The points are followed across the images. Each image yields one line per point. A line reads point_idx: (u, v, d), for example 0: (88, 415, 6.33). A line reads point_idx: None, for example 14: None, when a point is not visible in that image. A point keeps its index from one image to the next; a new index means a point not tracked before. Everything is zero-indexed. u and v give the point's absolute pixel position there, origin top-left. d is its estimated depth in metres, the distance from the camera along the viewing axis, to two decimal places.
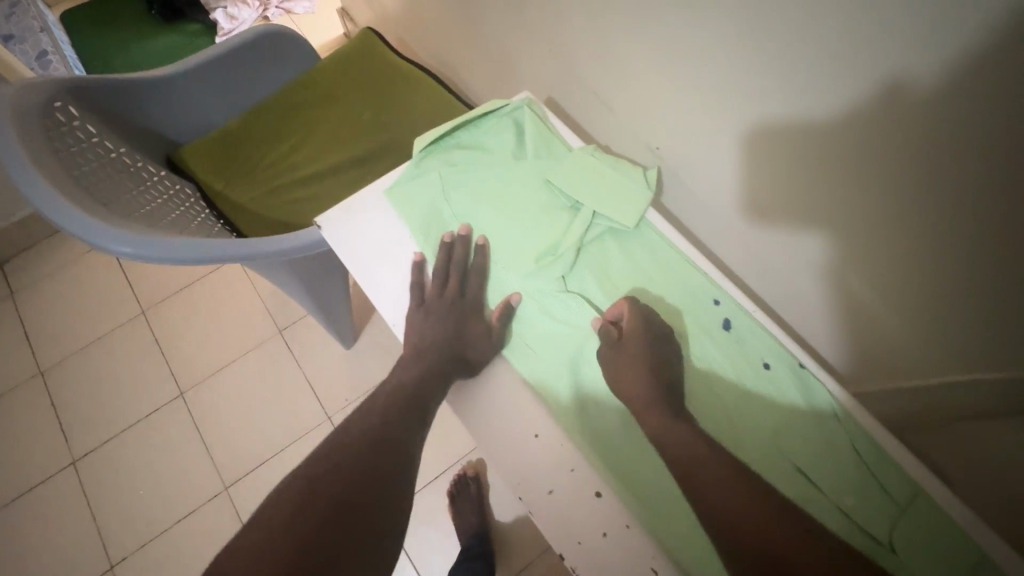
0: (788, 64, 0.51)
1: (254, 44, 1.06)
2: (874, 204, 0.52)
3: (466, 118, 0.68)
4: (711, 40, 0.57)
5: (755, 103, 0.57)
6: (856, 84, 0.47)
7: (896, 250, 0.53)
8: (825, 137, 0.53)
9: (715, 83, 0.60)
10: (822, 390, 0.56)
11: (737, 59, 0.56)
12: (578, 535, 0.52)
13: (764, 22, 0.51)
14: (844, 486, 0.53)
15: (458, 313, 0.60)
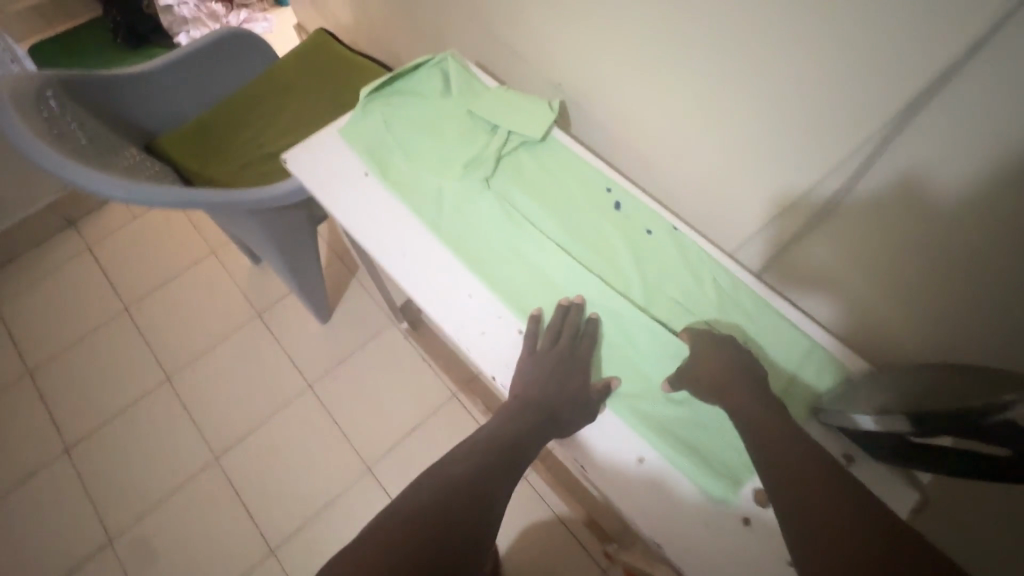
0: (823, 141, 0.58)
1: (220, 44, 1.19)
2: (824, 201, 0.62)
3: (402, 69, 0.81)
4: (747, 114, 0.63)
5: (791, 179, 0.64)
6: (862, 155, 0.55)
7: (814, 187, 0.62)
8: (861, 214, 0.59)
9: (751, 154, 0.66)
10: (693, 244, 0.69)
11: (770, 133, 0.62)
12: (505, 361, 0.64)
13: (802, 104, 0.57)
14: (711, 308, 0.65)
15: (562, 365, 0.61)
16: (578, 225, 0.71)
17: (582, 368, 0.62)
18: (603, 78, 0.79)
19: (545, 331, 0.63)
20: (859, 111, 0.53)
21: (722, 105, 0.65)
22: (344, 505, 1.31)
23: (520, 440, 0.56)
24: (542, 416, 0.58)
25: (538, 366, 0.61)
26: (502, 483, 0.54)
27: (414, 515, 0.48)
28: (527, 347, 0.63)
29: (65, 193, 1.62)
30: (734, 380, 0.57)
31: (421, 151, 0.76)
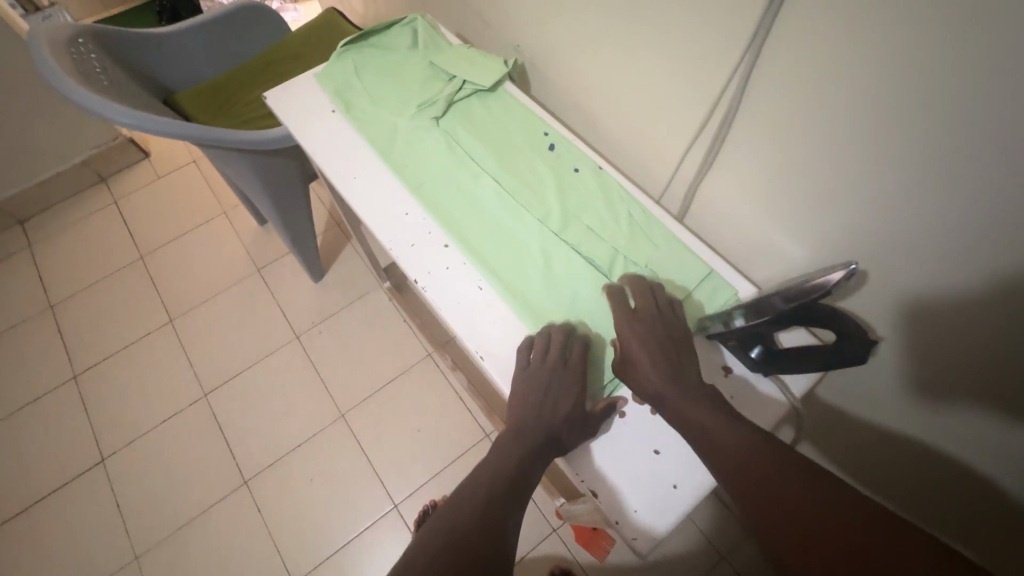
0: (901, 184, 0.52)
1: (238, 14, 1.32)
2: (917, 247, 0.55)
3: (377, 26, 0.91)
4: (812, 143, 0.58)
5: (871, 215, 0.57)
6: (960, 210, 0.49)
7: (898, 227, 0.55)
8: (968, 270, 0.52)
9: (826, 184, 0.60)
10: (614, 182, 0.76)
11: (842, 164, 0.57)
12: (428, 268, 0.71)
13: (881, 141, 0.52)
14: (621, 235, 0.71)
15: (559, 382, 0.61)
16: (513, 160, 0.78)
17: (576, 381, 0.61)
18: (549, 35, 0.87)
19: (537, 350, 0.63)
20: (953, 155, 0.47)
21: (784, 129, 0.60)
22: (315, 446, 1.39)
23: (524, 467, 0.56)
24: (541, 438, 0.57)
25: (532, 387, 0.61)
26: (512, 507, 0.53)
27: (428, 552, 0.48)
28: (519, 367, 0.63)
29: (99, 150, 1.78)
30: (634, 326, 0.60)
31: (383, 93, 0.85)
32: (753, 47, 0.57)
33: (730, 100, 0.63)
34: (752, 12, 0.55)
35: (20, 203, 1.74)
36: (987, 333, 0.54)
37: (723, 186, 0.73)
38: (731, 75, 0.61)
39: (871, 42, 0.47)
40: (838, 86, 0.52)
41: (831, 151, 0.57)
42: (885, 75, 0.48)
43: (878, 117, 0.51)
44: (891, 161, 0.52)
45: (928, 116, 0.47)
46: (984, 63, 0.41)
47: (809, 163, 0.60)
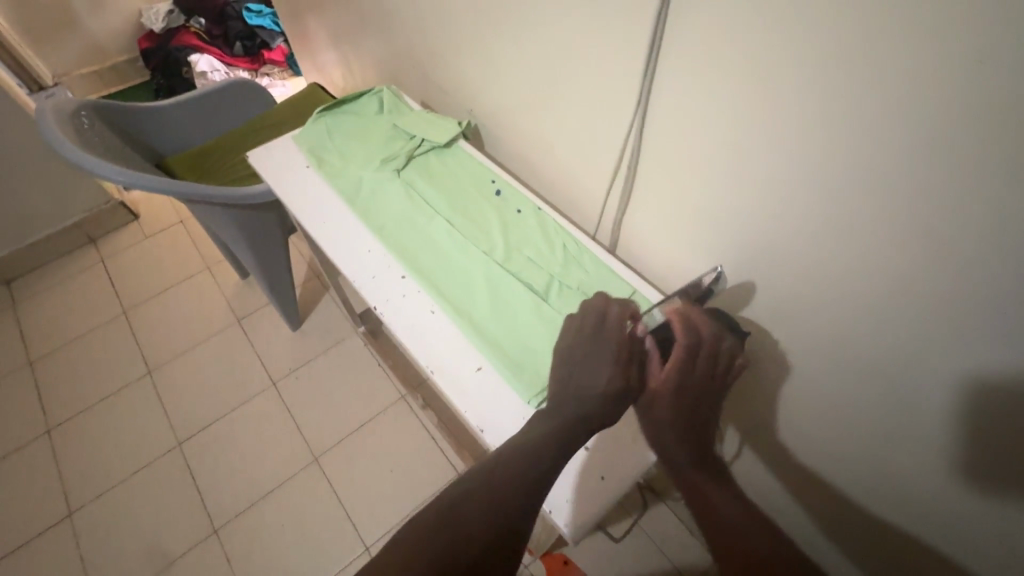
0: (770, 213, 0.64)
1: (228, 89, 1.48)
2: (793, 265, 0.65)
3: (348, 95, 1.05)
4: (703, 183, 0.70)
5: (754, 241, 0.68)
6: (815, 233, 0.60)
7: (776, 250, 0.66)
8: (832, 283, 0.62)
9: (718, 215, 0.71)
10: (550, 219, 0.87)
11: (727, 199, 0.68)
12: (386, 296, 0.80)
13: (748, 179, 0.64)
14: (556, 262, 0.82)
15: (609, 351, 0.67)
16: (464, 203, 0.89)
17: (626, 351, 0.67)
18: (497, 99, 1.02)
19: (596, 328, 0.70)
20: (799, 186, 0.59)
21: (681, 170, 0.72)
22: (288, 490, 1.41)
23: (549, 439, 0.60)
24: (583, 416, 0.62)
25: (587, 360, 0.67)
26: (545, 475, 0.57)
27: (457, 510, 0.53)
28: (577, 343, 0.69)
29: (91, 212, 1.89)
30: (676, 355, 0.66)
31: (351, 150, 0.98)
32: (642, 104, 0.71)
33: (633, 146, 0.77)
34: (636, 78, 0.69)
35: (8, 264, 1.81)
36: (844, 329, 0.64)
37: (641, 219, 0.85)
38: (629, 128, 0.75)
39: (716, 97, 0.61)
40: (703, 132, 0.66)
41: (708, 183, 0.69)
42: (730, 120, 0.61)
43: (738, 157, 0.63)
44: (747, 187, 0.65)
45: (763, 150, 0.60)
46: (786, 107, 0.55)
47: (702, 199, 0.72)
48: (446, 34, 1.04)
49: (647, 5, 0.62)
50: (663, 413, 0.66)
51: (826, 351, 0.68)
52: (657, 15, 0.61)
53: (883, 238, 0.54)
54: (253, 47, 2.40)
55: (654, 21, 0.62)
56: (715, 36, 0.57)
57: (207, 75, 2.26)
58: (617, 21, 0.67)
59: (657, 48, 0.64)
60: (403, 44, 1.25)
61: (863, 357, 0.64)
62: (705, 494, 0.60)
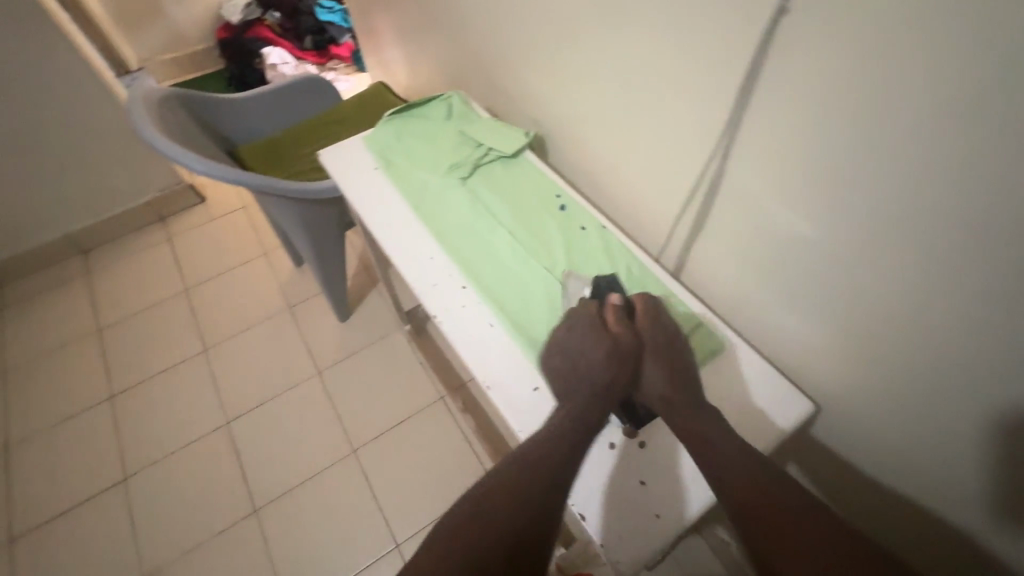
0: (866, 257, 0.60)
1: (299, 84, 1.52)
2: (886, 312, 0.62)
3: (418, 99, 1.06)
4: (788, 219, 0.67)
5: (843, 283, 0.65)
6: (918, 283, 0.56)
7: (868, 295, 0.62)
8: (932, 335, 0.58)
9: (801, 253, 0.68)
10: (615, 239, 0.85)
11: (815, 238, 0.65)
12: (445, 306, 0.80)
13: (843, 222, 0.61)
14: (619, 285, 0.80)
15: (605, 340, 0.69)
16: (528, 216, 0.89)
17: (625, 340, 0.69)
18: (565, 112, 1.00)
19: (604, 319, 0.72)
20: (904, 234, 0.55)
21: (762, 205, 0.69)
22: (325, 478, 1.44)
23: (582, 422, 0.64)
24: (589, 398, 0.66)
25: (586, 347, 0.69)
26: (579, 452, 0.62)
27: (508, 479, 0.60)
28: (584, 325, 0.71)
29: (162, 193, 2.00)
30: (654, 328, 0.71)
31: (418, 155, 0.98)
32: (727, 136, 0.68)
33: (712, 174, 0.74)
34: (723, 108, 0.67)
35: (85, 236, 1.93)
36: (942, 385, 0.60)
37: (712, 248, 0.82)
38: (710, 157, 0.73)
39: (815, 136, 0.58)
40: (793, 169, 0.63)
41: (794, 221, 0.66)
42: (828, 160, 0.58)
43: (834, 197, 0.60)
44: (840, 228, 0.61)
45: (863, 193, 0.57)
46: (898, 153, 0.52)
47: (784, 234, 0.69)
48: (518, 45, 1.04)
49: (746, 35, 0.60)
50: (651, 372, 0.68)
51: (920, 406, 0.64)
52: (756, 47, 0.59)
53: (1000, 300, 0.50)
54: (322, 42, 2.47)
55: (753, 51, 0.59)
56: (820, 74, 0.54)
57: (277, 68, 2.35)
58: (706, 49, 0.65)
59: (752, 80, 0.62)
60: (472, 51, 1.25)
61: (963, 414, 0.60)
62: (710, 444, 0.62)
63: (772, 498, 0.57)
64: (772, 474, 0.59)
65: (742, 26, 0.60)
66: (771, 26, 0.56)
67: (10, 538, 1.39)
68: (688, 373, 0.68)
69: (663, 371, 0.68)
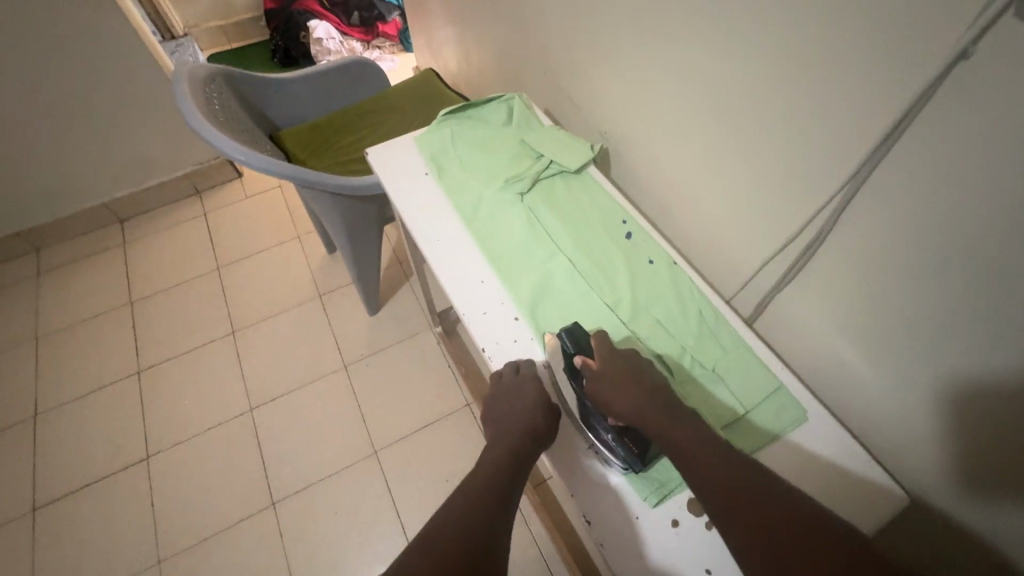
0: (1005, 345, 0.52)
1: (347, 67, 1.45)
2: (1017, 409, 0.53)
3: (476, 100, 0.98)
4: (914, 284, 0.58)
5: (968, 368, 0.56)
6: None
7: (1000, 387, 0.54)
8: None
9: (921, 323, 0.59)
10: (686, 276, 0.77)
11: (942, 311, 0.56)
12: (496, 339, 0.73)
13: (984, 300, 0.52)
14: (688, 332, 0.72)
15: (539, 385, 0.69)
16: (592, 242, 0.81)
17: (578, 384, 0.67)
18: (638, 128, 0.92)
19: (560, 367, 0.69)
20: None
21: (886, 261, 0.60)
22: (345, 478, 1.41)
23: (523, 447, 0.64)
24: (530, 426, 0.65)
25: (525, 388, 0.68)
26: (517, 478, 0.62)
27: (460, 510, 0.58)
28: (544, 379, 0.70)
29: (201, 166, 1.97)
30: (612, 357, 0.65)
31: (471, 162, 0.91)
32: (855, 180, 0.60)
33: (823, 219, 0.66)
34: (856, 154, 0.58)
35: (123, 205, 1.92)
36: None
37: (806, 298, 0.73)
38: (824, 204, 0.64)
39: (977, 205, 0.49)
40: (935, 236, 0.54)
41: (922, 292, 0.58)
42: (986, 235, 0.50)
43: (980, 272, 0.51)
44: (980, 307, 0.53)
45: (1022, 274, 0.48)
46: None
47: (904, 299, 0.60)
48: (591, 49, 0.95)
49: (904, 73, 0.51)
50: (611, 389, 0.62)
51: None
52: (918, 88, 0.50)
53: None
54: (369, 19, 2.38)
55: (910, 98, 0.51)
56: (1003, 138, 0.46)
57: (323, 42, 2.30)
58: (847, 85, 0.56)
59: (903, 129, 0.53)
60: (535, 47, 1.16)
61: None
62: (687, 452, 0.55)
63: (752, 495, 0.51)
64: (759, 473, 0.53)
65: (900, 60, 0.51)
66: (945, 73, 0.48)
67: (34, 507, 1.40)
68: (654, 381, 0.63)
69: (615, 383, 0.62)
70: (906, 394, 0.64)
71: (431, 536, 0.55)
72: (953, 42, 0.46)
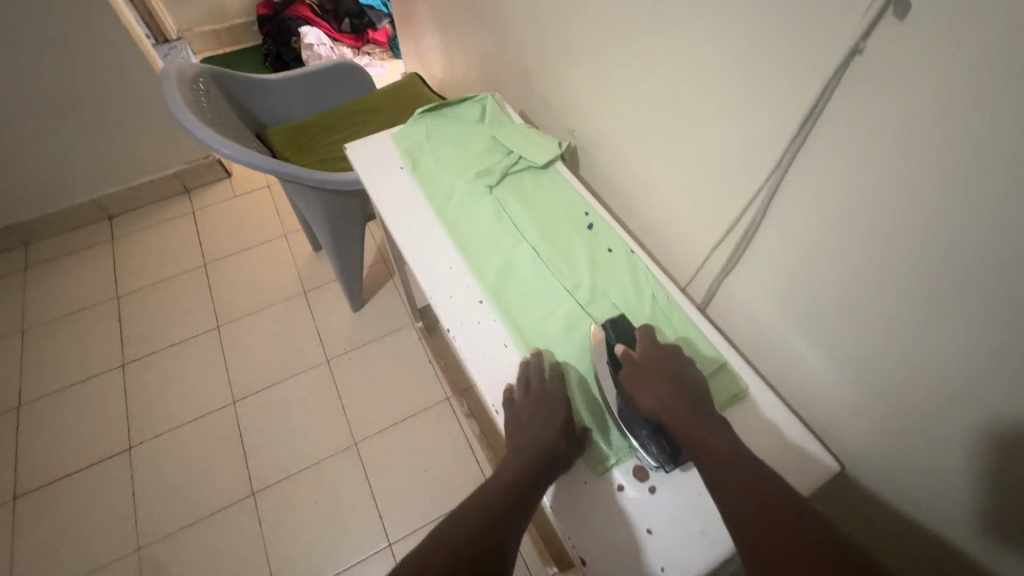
0: (913, 316, 0.57)
1: (333, 70, 1.51)
2: (924, 377, 0.59)
3: (450, 100, 1.03)
4: (837, 263, 0.64)
5: (885, 340, 0.62)
6: (963, 351, 0.54)
7: (910, 355, 0.59)
8: (972, 407, 0.55)
9: (844, 300, 0.65)
10: (642, 264, 0.82)
11: (860, 287, 0.62)
12: (460, 320, 0.77)
13: (892, 275, 0.58)
14: (641, 314, 0.77)
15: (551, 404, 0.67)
16: (555, 232, 0.86)
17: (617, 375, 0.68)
18: (602, 126, 0.97)
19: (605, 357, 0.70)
20: (956, 298, 0.52)
21: (809, 244, 0.66)
22: (325, 468, 1.44)
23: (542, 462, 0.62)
24: (549, 444, 0.64)
25: (533, 407, 0.67)
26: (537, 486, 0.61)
27: (476, 513, 0.58)
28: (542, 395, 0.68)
29: (190, 165, 2.01)
30: (654, 355, 0.68)
31: (445, 157, 0.96)
32: (778, 169, 0.65)
33: (755, 209, 0.71)
34: (781, 141, 0.64)
35: (113, 201, 1.96)
36: (971, 459, 0.57)
37: (746, 283, 0.79)
38: (758, 190, 0.69)
39: (880, 184, 0.55)
40: (849, 216, 0.60)
41: (843, 269, 0.63)
42: (893, 214, 0.55)
43: (887, 250, 0.57)
44: (890, 282, 0.58)
45: (920, 249, 0.54)
46: (971, 217, 0.48)
47: (827, 278, 0.65)
48: (560, 53, 1.01)
49: (814, 72, 0.57)
50: (652, 382, 0.65)
51: (946, 478, 0.61)
52: (823, 85, 0.56)
53: None
54: (359, 25, 2.45)
55: (818, 89, 0.57)
56: (895, 127, 0.52)
57: (313, 48, 2.35)
58: (769, 79, 0.62)
59: (816, 117, 0.59)
60: (511, 52, 1.22)
61: (988, 493, 0.57)
62: (718, 456, 0.57)
63: (776, 505, 0.52)
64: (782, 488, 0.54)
65: (809, 60, 0.57)
66: (845, 66, 0.54)
67: (15, 495, 1.42)
68: (692, 388, 0.65)
69: (652, 381, 0.65)
70: (837, 369, 0.69)
71: (444, 537, 0.55)
72: (849, 37, 0.52)
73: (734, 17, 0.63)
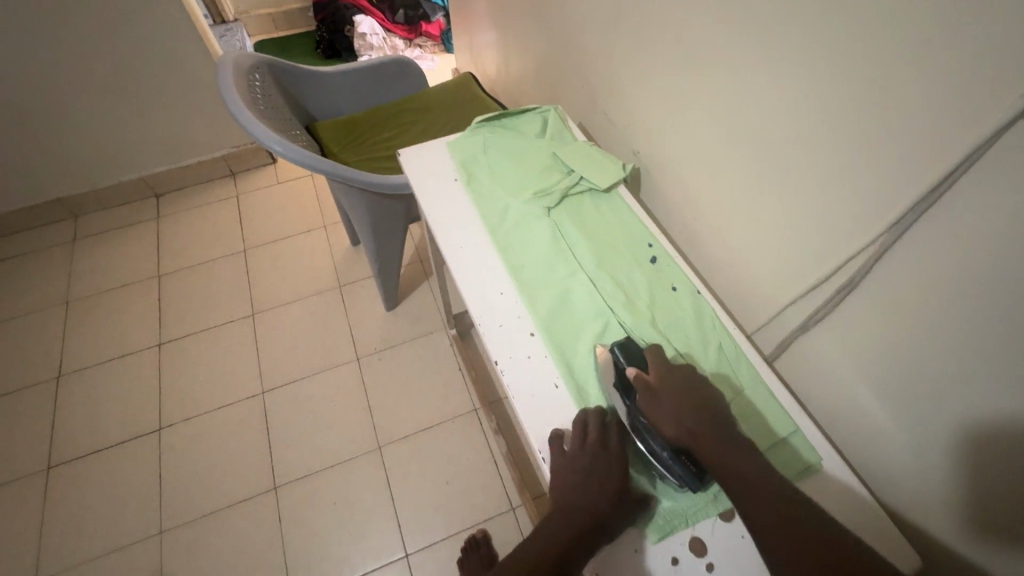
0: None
1: (386, 66, 1.47)
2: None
3: (509, 110, 0.99)
4: (944, 343, 0.56)
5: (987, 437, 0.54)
6: None
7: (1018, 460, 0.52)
8: None
9: (945, 384, 0.57)
10: (709, 308, 0.76)
11: (966, 374, 0.55)
12: (510, 352, 0.73)
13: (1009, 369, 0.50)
14: (705, 363, 0.71)
15: (599, 464, 0.61)
16: (616, 261, 0.80)
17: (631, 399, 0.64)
18: (671, 152, 0.91)
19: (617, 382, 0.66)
20: None
21: (914, 315, 0.59)
22: (347, 470, 1.42)
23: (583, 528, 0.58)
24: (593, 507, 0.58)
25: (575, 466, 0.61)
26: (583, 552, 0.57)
27: None
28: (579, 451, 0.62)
29: (237, 149, 2.02)
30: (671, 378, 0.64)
31: (503, 170, 0.91)
32: (892, 232, 0.58)
33: (854, 268, 0.64)
34: (897, 204, 0.56)
35: (161, 180, 1.98)
36: None
37: (826, 342, 0.72)
38: (861, 250, 0.62)
39: (1013, 270, 0.48)
40: (967, 295, 0.53)
41: (951, 355, 0.56)
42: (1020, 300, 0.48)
43: (1006, 339, 0.50)
44: (1005, 375, 0.51)
45: None
46: None
47: (928, 356, 0.58)
48: (631, 70, 0.95)
49: (955, 133, 0.49)
50: (667, 407, 0.61)
51: None
52: (966, 151, 0.49)
53: None
54: (414, 17, 2.41)
55: (961, 156, 0.49)
56: None
57: (366, 37, 2.34)
58: (894, 132, 0.55)
59: (949, 185, 0.52)
60: (575, 62, 1.16)
61: None
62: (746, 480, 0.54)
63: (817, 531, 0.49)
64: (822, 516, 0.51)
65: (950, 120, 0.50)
66: (999, 134, 0.46)
67: (49, 465, 1.44)
68: (709, 406, 0.61)
69: (670, 404, 0.61)
70: (923, 456, 0.62)
71: None
72: (1009, 103, 0.45)
73: (856, 58, 0.56)
